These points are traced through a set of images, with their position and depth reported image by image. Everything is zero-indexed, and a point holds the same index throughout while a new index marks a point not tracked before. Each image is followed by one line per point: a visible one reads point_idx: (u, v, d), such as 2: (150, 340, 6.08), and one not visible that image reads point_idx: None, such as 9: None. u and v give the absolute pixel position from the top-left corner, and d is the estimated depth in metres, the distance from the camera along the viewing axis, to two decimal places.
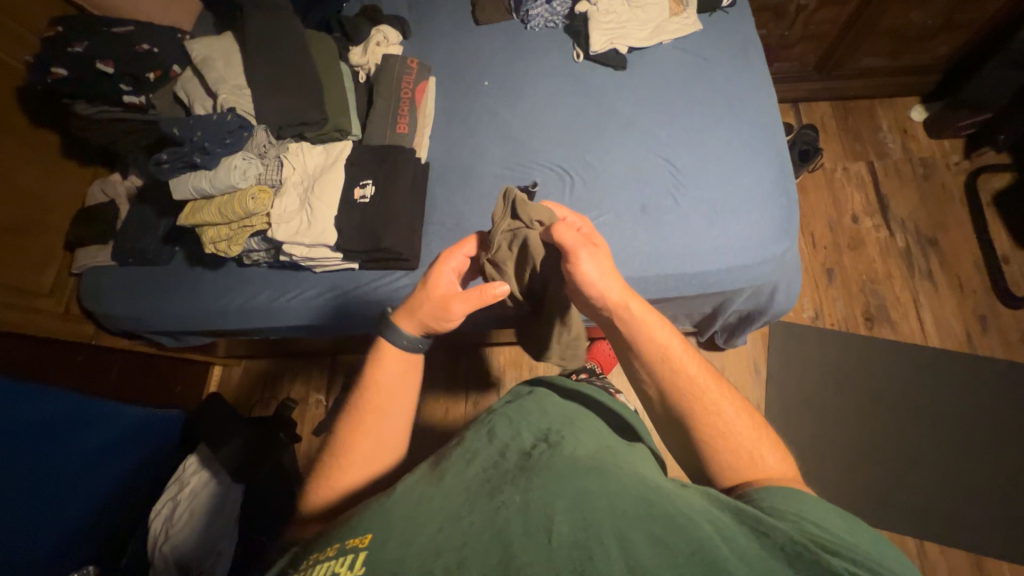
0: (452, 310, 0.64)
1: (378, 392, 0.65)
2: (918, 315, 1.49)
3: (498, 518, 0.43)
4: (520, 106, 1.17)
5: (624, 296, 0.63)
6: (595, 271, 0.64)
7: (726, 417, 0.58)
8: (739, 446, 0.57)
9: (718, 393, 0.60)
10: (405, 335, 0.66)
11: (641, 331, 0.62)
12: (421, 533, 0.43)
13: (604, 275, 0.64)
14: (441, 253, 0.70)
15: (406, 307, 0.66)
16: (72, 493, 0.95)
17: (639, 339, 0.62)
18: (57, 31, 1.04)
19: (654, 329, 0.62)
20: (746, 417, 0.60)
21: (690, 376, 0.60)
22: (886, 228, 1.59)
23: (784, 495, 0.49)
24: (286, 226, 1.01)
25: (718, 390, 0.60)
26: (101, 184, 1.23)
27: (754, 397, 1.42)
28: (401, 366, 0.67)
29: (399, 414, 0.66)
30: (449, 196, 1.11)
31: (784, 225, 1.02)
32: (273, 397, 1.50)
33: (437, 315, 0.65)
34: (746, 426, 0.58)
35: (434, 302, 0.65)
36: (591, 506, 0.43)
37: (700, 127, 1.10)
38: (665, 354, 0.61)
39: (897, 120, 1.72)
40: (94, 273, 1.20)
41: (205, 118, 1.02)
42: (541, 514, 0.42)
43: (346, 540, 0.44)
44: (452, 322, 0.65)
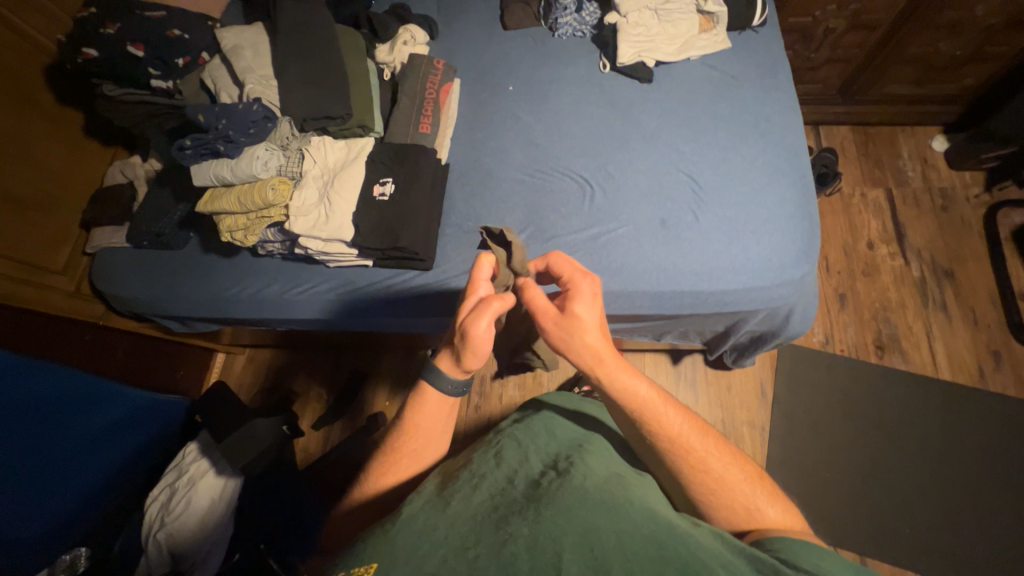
0: (472, 336, 0.58)
1: (417, 437, 0.63)
2: (930, 347, 1.47)
3: (505, 551, 0.42)
4: (544, 113, 1.17)
5: (611, 357, 0.60)
6: (587, 322, 0.61)
7: (712, 473, 0.58)
8: (735, 501, 0.57)
9: (704, 447, 0.59)
10: (443, 380, 0.62)
11: (617, 386, 0.60)
12: (425, 564, 0.42)
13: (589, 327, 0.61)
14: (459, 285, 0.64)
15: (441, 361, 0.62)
16: (73, 474, 0.94)
17: (614, 390, 0.60)
18: (90, 11, 1.05)
19: (630, 383, 0.60)
20: (740, 469, 0.59)
21: (669, 422, 0.59)
22: (902, 256, 1.57)
23: (802, 549, 0.47)
24: (304, 219, 1.00)
25: (701, 441, 0.60)
26: (120, 166, 1.23)
27: (758, 419, 1.41)
28: (439, 412, 0.64)
29: (432, 451, 0.65)
30: (467, 200, 1.11)
31: (803, 248, 1.01)
32: (274, 389, 1.50)
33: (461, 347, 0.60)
34: (739, 478, 0.58)
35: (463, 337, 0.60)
36: (601, 545, 0.42)
37: (725, 145, 1.10)
38: (643, 404, 0.60)
39: (919, 149, 1.71)
40: (106, 254, 1.20)
41: (230, 107, 1.03)
42: (548, 549, 0.41)
43: (352, 568, 0.43)
44: (474, 346, 0.58)
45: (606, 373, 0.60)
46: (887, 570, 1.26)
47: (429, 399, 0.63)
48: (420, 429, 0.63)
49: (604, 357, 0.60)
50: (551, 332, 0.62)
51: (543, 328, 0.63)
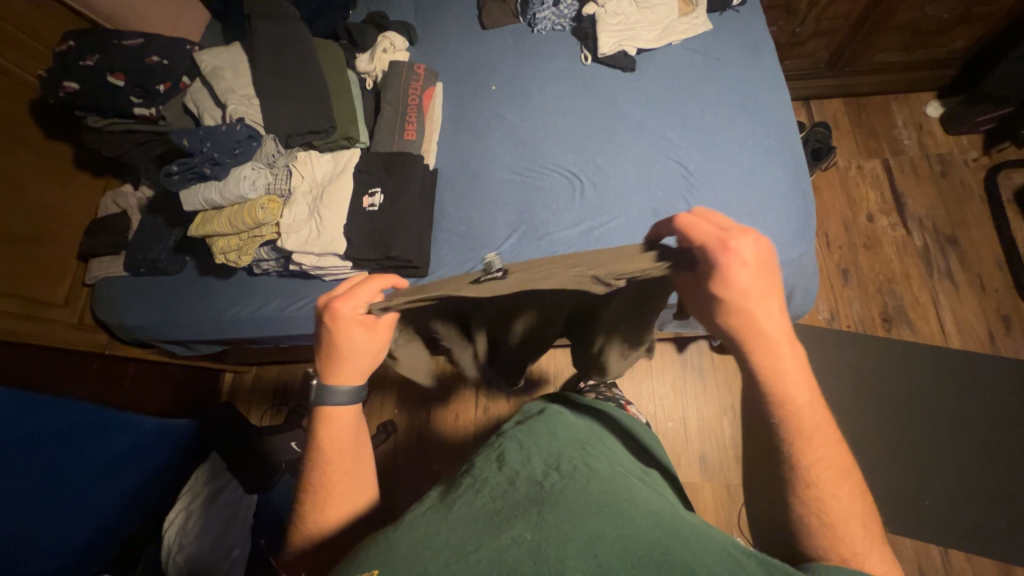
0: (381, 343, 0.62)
1: (343, 461, 0.60)
2: (938, 316, 1.45)
3: (506, 558, 0.42)
4: (528, 110, 1.16)
5: (786, 342, 0.49)
6: (774, 307, 0.49)
7: (836, 502, 0.47)
8: (844, 538, 0.46)
9: (835, 487, 0.48)
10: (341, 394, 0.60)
11: (780, 386, 0.49)
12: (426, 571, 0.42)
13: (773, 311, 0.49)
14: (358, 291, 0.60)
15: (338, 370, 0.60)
16: (89, 505, 0.95)
17: (764, 370, 0.49)
18: (69, 45, 1.05)
19: (794, 390, 0.49)
20: (862, 519, 0.47)
21: (812, 448, 0.48)
22: (903, 226, 1.55)
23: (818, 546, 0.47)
24: (296, 235, 1.00)
25: (831, 463, 0.48)
26: (113, 196, 1.24)
27: None
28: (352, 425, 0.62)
29: (365, 465, 0.63)
30: (459, 203, 1.11)
31: (799, 227, 1.00)
32: (283, 404, 1.50)
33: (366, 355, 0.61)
34: (850, 511, 0.47)
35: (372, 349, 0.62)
36: (603, 549, 0.41)
37: (712, 128, 1.08)
38: (782, 402, 0.49)
39: (913, 116, 1.68)
40: (105, 284, 1.21)
41: (213, 129, 1.02)
42: (551, 556, 0.41)
43: None
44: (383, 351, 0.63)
45: (799, 357, 0.50)
46: (908, 544, 1.25)
47: (339, 417, 0.61)
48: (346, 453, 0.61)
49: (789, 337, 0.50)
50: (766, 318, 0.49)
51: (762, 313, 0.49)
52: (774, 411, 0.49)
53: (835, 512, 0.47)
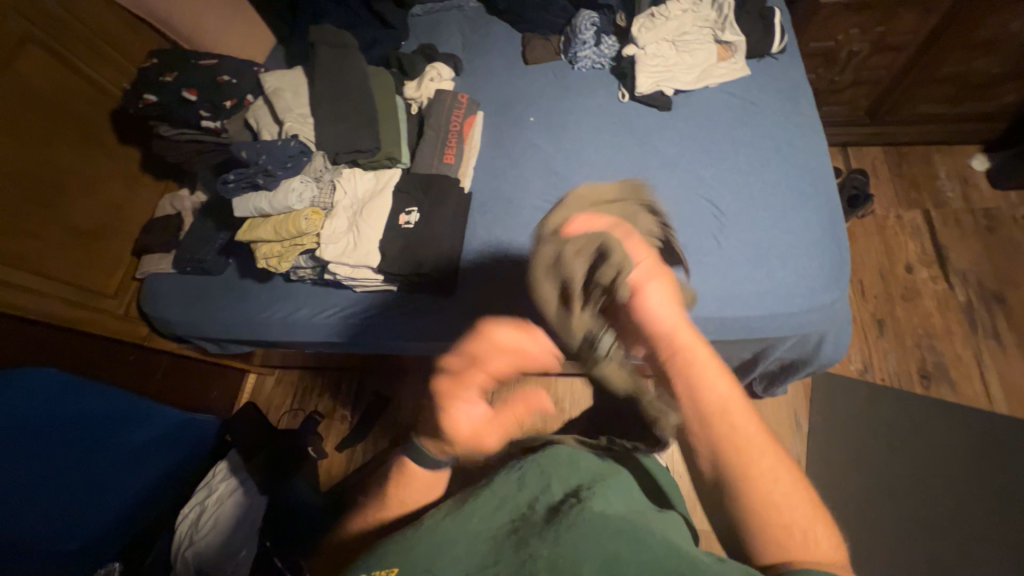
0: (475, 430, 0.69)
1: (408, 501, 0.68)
2: (982, 377, 1.37)
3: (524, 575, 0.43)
4: (564, 140, 1.20)
5: (687, 337, 0.64)
6: (659, 303, 0.67)
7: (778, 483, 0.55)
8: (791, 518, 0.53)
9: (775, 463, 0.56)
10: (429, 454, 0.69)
11: (701, 382, 0.61)
12: None
13: (661, 315, 0.66)
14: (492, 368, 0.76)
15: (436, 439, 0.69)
16: (112, 490, 0.99)
17: (693, 389, 0.60)
18: (153, 63, 1.16)
19: (713, 380, 0.60)
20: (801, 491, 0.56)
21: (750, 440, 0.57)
22: (944, 280, 1.50)
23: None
24: (334, 247, 1.06)
25: (771, 452, 0.57)
26: (170, 199, 1.33)
27: (793, 453, 1.32)
28: (429, 478, 0.70)
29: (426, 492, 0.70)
30: (490, 225, 1.14)
31: (831, 273, 0.98)
32: (301, 408, 1.53)
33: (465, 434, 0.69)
34: (806, 509, 0.54)
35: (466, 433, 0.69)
36: None
37: (745, 169, 1.09)
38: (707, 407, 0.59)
39: (956, 168, 1.65)
40: (152, 279, 1.28)
41: (270, 143, 1.10)
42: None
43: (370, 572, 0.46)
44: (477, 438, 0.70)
45: (700, 352, 0.63)
46: None
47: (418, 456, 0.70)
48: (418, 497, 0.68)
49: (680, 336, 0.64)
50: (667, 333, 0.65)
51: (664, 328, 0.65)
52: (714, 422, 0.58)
53: (779, 493, 0.54)
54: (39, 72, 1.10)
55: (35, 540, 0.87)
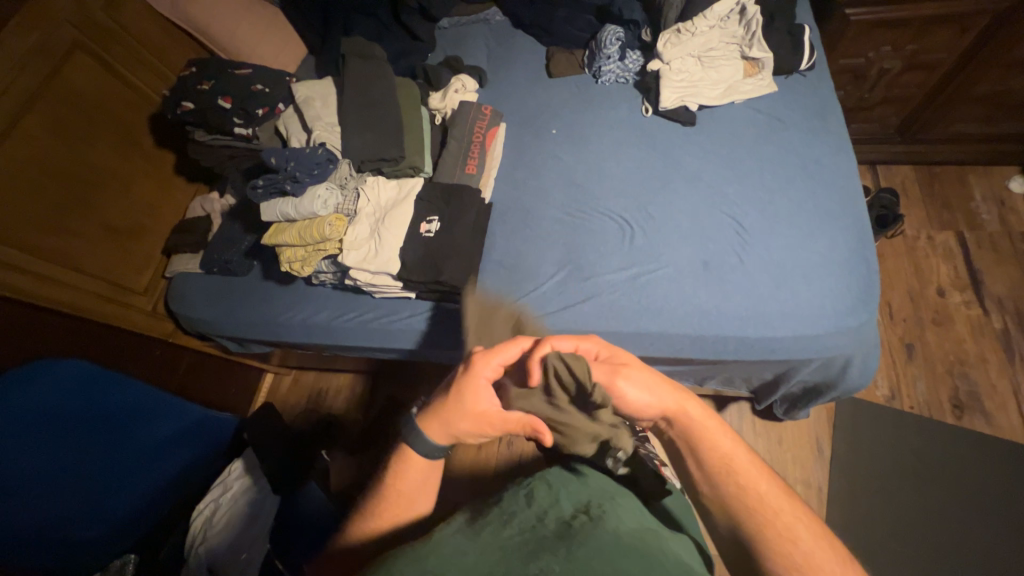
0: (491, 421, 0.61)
1: (401, 502, 0.64)
2: (1020, 409, 1.31)
3: None
4: (585, 154, 1.21)
5: (674, 399, 0.63)
6: (640, 390, 0.63)
7: (799, 538, 0.53)
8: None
9: (792, 515, 0.55)
10: (427, 439, 0.63)
11: (704, 439, 0.61)
12: None
13: (647, 396, 0.63)
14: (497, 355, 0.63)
15: (436, 417, 0.63)
16: (132, 483, 1.02)
17: (695, 446, 0.62)
18: (192, 71, 1.21)
19: (716, 436, 0.61)
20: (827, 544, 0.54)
21: (759, 494, 0.57)
22: (979, 305, 1.44)
23: None
24: (356, 253, 1.07)
25: (785, 504, 0.56)
26: (201, 201, 1.38)
27: (815, 480, 1.28)
28: (422, 472, 0.65)
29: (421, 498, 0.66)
30: (509, 236, 1.15)
31: (860, 295, 0.95)
32: (314, 410, 1.55)
33: (477, 428, 0.62)
34: None
35: (475, 424, 0.61)
36: None
37: (770, 187, 1.08)
38: (714, 459, 0.60)
39: (993, 190, 1.59)
40: (181, 278, 1.32)
41: (299, 150, 1.13)
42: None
43: None
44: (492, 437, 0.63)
45: (696, 408, 0.63)
46: None
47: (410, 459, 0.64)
48: (407, 495, 0.64)
49: (668, 406, 0.63)
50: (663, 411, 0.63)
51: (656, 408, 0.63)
52: (719, 474, 0.59)
53: (803, 549, 0.52)
54: (86, 78, 1.17)
55: (56, 525, 0.90)
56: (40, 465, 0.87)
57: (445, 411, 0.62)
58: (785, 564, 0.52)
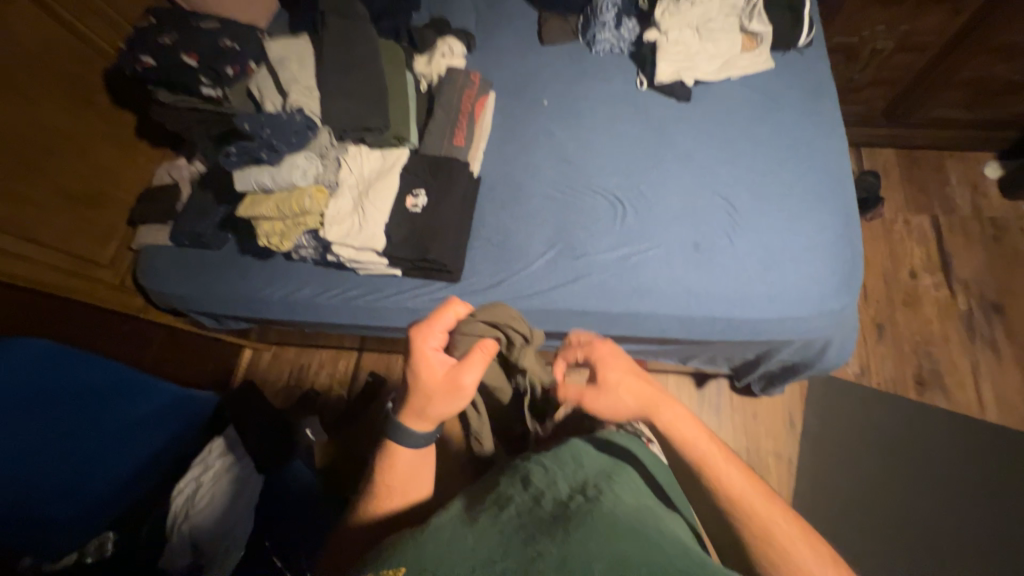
0: (460, 385, 0.64)
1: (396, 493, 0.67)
2: (975, 385, 1.39)
3: None
4: (576, 128, 1.17)
5: (657, 399, 0.69)
6: (620, 383, 0.70)
7: (780, 532, 0.59)
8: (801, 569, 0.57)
9: (772, 514, 0.60)
10: (413, 434, 0.66)
11: (678, 437, 0.66)
12: None
13: (625, 393, 0.70)
14: (426, 328, 0.67)
15: (411, 411, 0.66)
16: (107, 463, 0.99)
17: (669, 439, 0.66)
18: (151, 23, 1.10)
19: (690, 437, 0.65)
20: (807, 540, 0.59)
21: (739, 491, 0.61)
22: (947, 287, 1.50)
23: None
24: (338, 227, 1.03)
25: (765, 502, 0.61)
26: (168, 167, 1.29)
27: (786, 451, 1.34)
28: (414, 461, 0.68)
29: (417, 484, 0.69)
30: (497, 212, 1.11)
31: (843, 279, 0.97)
32: (297, 387, 1.52)
33: (450, 397, 0.65)
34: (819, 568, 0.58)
35: (445, 395, 0.64)
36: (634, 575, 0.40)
37: (762, 167, 1.07)
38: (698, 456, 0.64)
39: (969, 175, 1.63)
40: (149, 252, 1.24)
41: (275, 116, 1.07)
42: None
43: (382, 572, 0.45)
44: (468, 398, 0.66)
45: (669, 416, 0.67)
46: None
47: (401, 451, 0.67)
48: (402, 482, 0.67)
49: (646, 403, 0.69)
50: (635, 408, 0.69)
51: (631, 405, 0.69)
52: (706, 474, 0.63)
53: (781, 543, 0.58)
54: (30, 27, 1.05)
55: (32, 507, 0.86)
56: (12, 447, 0.83)
57: (416, 401, 0.65)
58: (769, 549, 0.59)
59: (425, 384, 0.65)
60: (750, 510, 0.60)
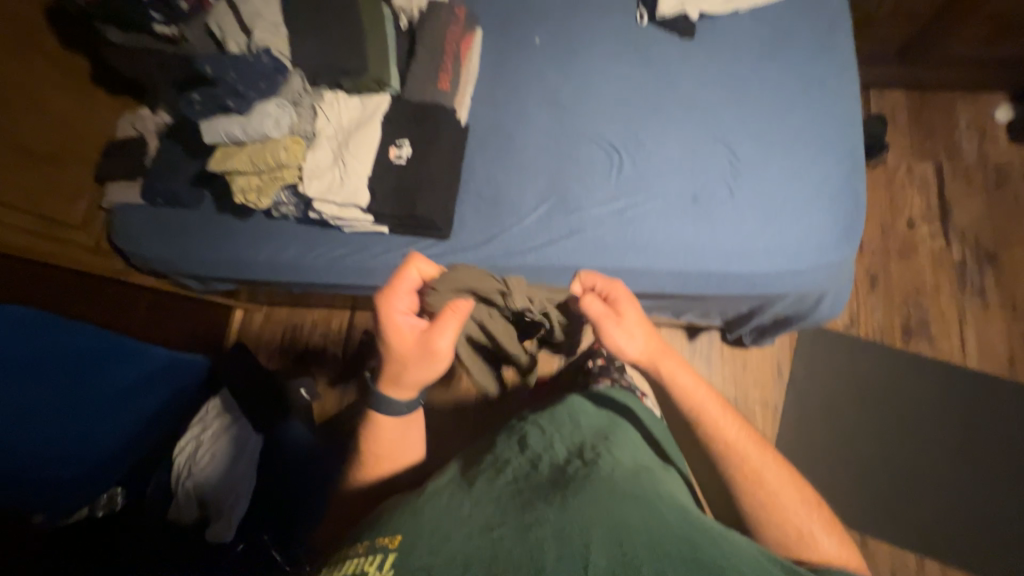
0: (435, 349, 0.65)
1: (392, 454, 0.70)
2: (960, 334, 1.41)
3: (531, 536, 0.42)
4: (571, 69, 1.08)
5: (662, 351, 0.67)
6: (632, 327, 0.68)
7: (773, 480, 0.61)
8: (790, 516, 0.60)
9: (765, 464, 0.62)
10: (396, 401, 0.68)
11: (678, 387, 0.66)
12: (451, 541, 0.43)
13: (637, 335, 0.67)
14: (392, 294, 0.67)
15: (391, 379, 0.67)
16: (102, 427, 0.99)
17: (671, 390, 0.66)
18: None
19: (690, 386, 0.65)
20: (798, 489, 0.62)
21: (738, 444, 0.63)
22: (943, 237, 1.48)
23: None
24: (318, 182, 0.97)
25: (761, 453, 0.63)
26: (130, 119, 1.19)
27: (773, 399, 1.38)
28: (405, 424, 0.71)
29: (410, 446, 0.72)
30: (487, 164, 1.05)
31: (843, 232, 0.95)
32: (290, 346, 1.52)
33: (423, 362, 0.65)
34: (807, 516, 0.60)
35: (421, 360, 0.65)
36: (629, 541, 0.42)
37: (767, 111, 1.01)
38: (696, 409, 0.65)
39: (979, 119, 1.56)
40: (123, 211, 1.17)
41: (239, 58, 0.97)
42: (576, 539, 0.42)
43: (376, 538, 0.45)
44: (443, 363, 0.66)
45: (673, 365, 0.67)
46: (888, 549, 1.28)
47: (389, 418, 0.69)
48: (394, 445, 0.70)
49: (653, 351, 0.67)
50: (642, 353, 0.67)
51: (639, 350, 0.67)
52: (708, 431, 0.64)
53: (774, 491, 0.60)
54: None
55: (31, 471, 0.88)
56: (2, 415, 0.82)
57: (394, 368, 0.67)
58: (761, 497, 0.61)
59: (400, 351, 0.66)
60: (746, 461, 0.62)
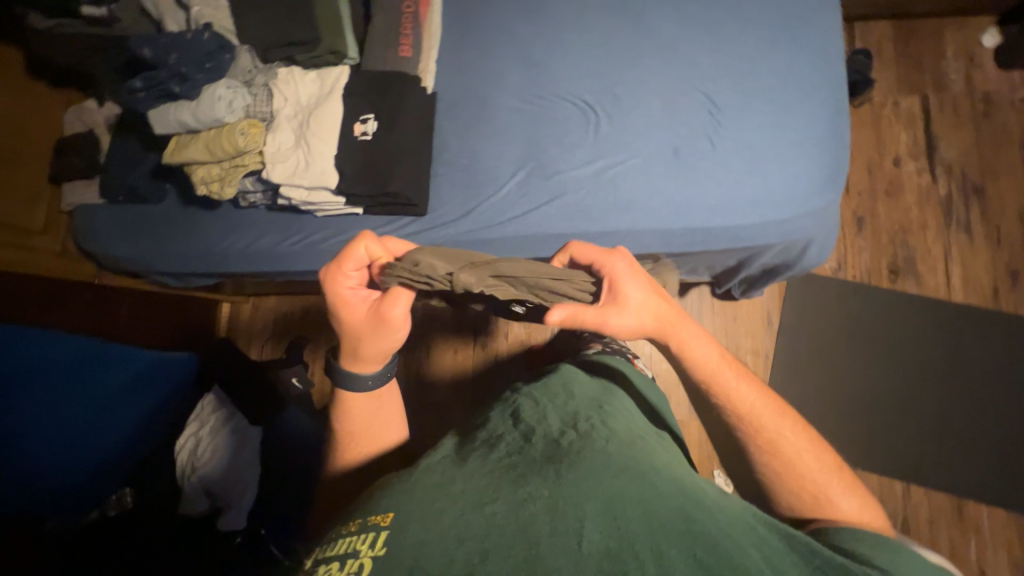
0: (389, 319, 0.64)
1: (375, 435, 0.70)
2: (946, 269, 1.42)
3: (525, 509, 0.43)
4: (539, 22, 1.02)
5: (671, 316, 0.67)
6: (638, 295, 0.67)
7: (788, 445, 0.62)
8: (806, 478, 0.61)
9: (778, 427, 0.63)
10: (365, 379, 0.69)
11: (686, 352, 0.66)
12: (445, 517, 0.43)
13: (643, 303, 0.66)
14: (337, 266, 0.65)
15: (354, 354, 0.67)
16: (95, 432, 0.98)
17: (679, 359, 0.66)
18: None
19: (700, 353, 0.66)
20: (813, 450, 0.63)
21: (748, 409, 0.64)
22: (930, 173, 1.47)
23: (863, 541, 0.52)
24: (282, 166, 0.93)
25: (777, 419, 0.63)
26: (77, 113, 1.12)
27: (764, 348, 1.41)
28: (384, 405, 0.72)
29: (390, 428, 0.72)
30: (459, 132, 1.01)
31: (828, 176, 0.92)
32: (281, 336, 1.50)
33: (379, 332, 0.64)
34: (824, 477, 0.61)
35: (378, 331, 0.64)
36: (622, 512, 0.43)
37: (747, 53, 0.96)
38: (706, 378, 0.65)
39: (966, 45, 1.51)
40: (85, 211, 1.13)
41: (178, 36, 0.91)
42: (569, 513, 0.42)
43: (369, 516, 0.46)
44: (400, 331, 0.65)
45: (683, 330, 0.66)
46: (878, 481, 1.34)
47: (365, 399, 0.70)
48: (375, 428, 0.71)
49: (663, 317, 0.66)
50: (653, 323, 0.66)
51: (649, 321, 0.66)
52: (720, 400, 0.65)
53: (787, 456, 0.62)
54: None
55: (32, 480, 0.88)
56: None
57: (354, 343, 0.66)
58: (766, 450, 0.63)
59: (357, 324, 0.65)
60: (756, 428, 0.63)
